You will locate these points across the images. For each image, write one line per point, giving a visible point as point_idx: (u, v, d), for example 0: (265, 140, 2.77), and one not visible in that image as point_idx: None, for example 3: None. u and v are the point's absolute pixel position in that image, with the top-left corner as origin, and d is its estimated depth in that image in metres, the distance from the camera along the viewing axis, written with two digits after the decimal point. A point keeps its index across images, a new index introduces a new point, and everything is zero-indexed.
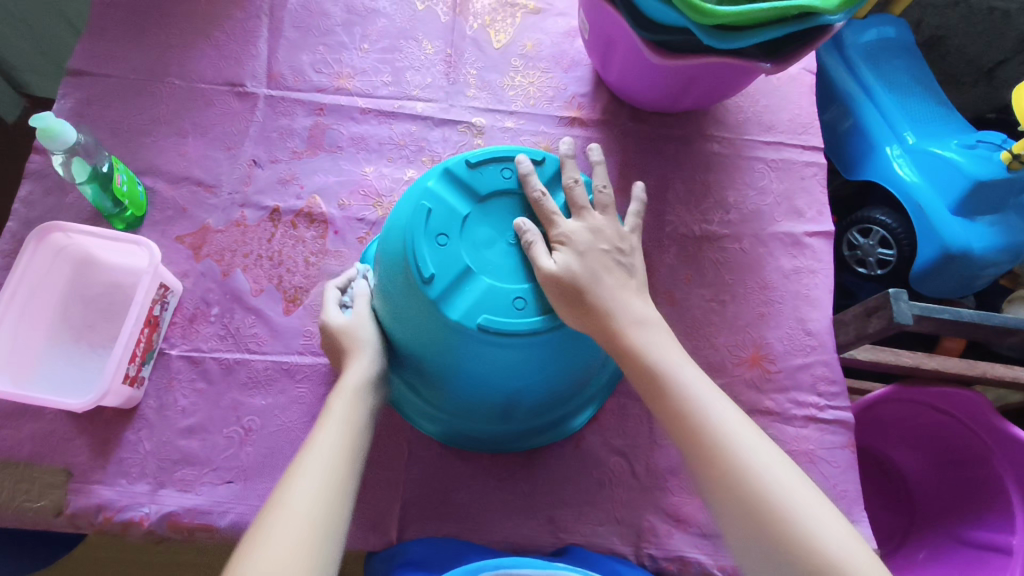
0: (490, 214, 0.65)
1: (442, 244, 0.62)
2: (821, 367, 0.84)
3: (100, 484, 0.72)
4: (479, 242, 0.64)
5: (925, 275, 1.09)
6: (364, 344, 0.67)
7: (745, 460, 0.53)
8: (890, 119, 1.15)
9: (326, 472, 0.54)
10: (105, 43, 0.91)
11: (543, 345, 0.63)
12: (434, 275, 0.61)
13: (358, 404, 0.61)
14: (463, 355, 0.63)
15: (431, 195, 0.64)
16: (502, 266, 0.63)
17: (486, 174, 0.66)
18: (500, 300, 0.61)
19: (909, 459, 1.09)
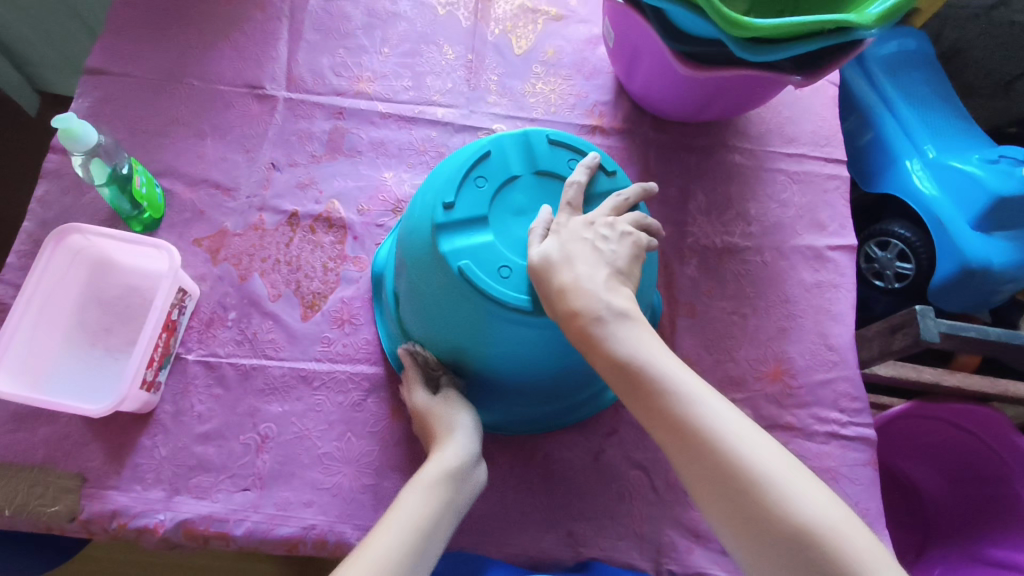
0: (538, 191, 0.65)
1: (479, 187, 0.62)
2: (843, 383, 0.83)
3: (115, 489, 0.71)
4: (514, 206, 0.64)
5: (944, 290, 1.08)
6: (451, 427, 0.65)
7: (746, 468, 0.48)
8: (910, 133, 1.14)
9: (384, 562, 0.53)
10: (123, 42, 0.90)
11: (502, 323, 0.60)
12: (453, 205, 0.61)
13: (430, 497, 0.59)
14: (443, 307, 0.62)
15: (497, 144, 0.65)
16: (514, 234, 0.62)
17: (558, 157, 0.66)
18: (489, 258, 0.60)
19: (924, 475, 1.09)
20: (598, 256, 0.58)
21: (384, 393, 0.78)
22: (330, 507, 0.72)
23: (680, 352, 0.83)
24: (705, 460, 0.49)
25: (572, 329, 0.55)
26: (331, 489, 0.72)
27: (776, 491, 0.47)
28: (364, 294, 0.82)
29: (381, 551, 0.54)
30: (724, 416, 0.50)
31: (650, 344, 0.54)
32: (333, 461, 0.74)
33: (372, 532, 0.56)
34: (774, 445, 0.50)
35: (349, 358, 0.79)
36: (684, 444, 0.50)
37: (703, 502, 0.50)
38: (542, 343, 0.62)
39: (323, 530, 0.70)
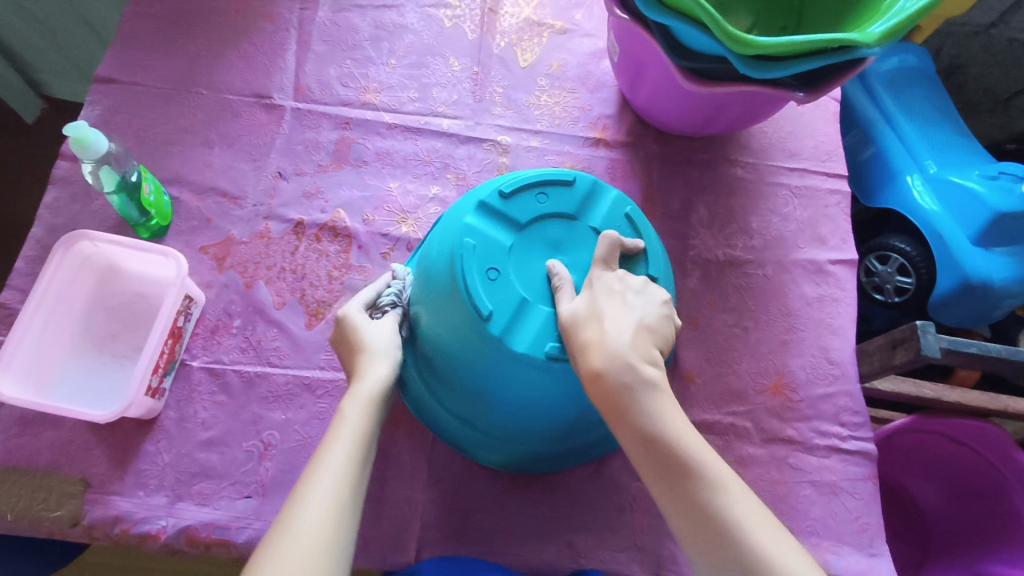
0: (580, 241, 0.66)
1: (539, 202, 0.66)
2: (843, 397, 0.83)
3: (118, 495, 0.71)
4: (553, 237, 0.66)
5: (944, 304, 1.09)
6: (379, 352, 0.63)
7: (767, 571, 0.47)
8: (911, 149, 1.15)
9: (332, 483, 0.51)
10: (133, 51, 0.91)
11: (463, 315, 0.61)
12: (507, 199, 0.65)
13: (370, 412, 0.58)
14: (433, 282, 0.65)
15: (581, 181, 0.68)
16: (529, 256, 0.64)
17: (621, 230, 0.67)
18: (487, 254, 0.62)
19: (922, 489, 1.09)
20: (634, 316, 0.57)
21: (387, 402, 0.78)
22: None
23: (681, 364, 0.84)
24: (724, 555, 0.48)
25: (596, 391, 0.54)
26: None
27: None
28: None
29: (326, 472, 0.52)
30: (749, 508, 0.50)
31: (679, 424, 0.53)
32: None
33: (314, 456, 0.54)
34: (795, 544, 0.49)
35: None
36: (700, 532, 0.49)
37: None
38: (496, 368, 0.62)
39: None
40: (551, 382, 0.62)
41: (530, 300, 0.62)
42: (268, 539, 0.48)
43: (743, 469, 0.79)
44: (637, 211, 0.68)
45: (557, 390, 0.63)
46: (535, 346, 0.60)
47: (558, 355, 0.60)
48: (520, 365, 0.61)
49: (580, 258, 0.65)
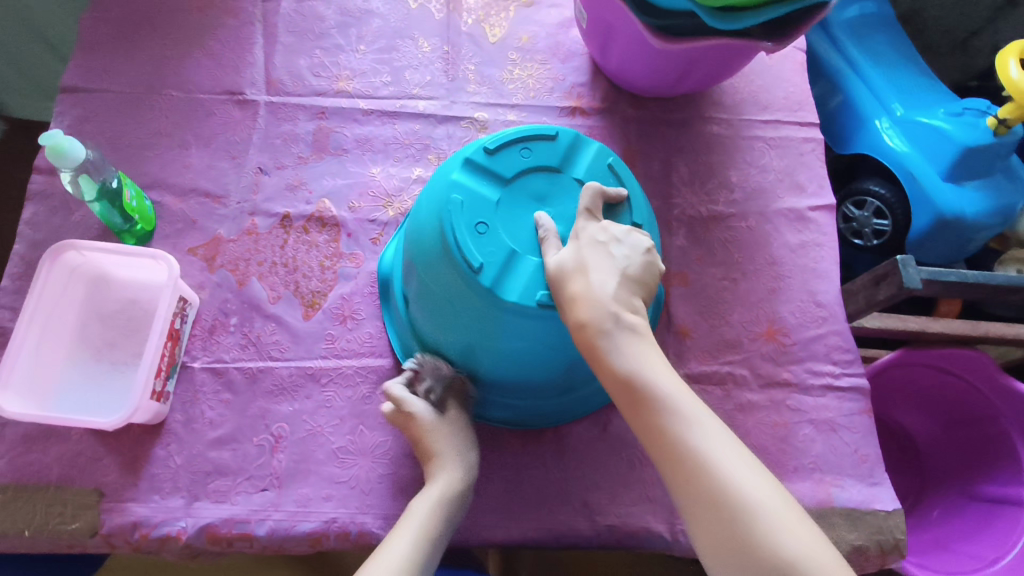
0: (566, 194, 0.64)
1: (522, 157, 0.64)
2: (833, 337, 0.86)
3: (134, 501, 0.71)
4: (538, 191, 0.64)
5: (921, 241, 1.12)
6: (450, 454, 0.68)
7: (735, 496, 0.50)
8: (878, 93, 1.18)
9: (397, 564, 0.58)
10: (96, 58, 0.90)
11: (452, 269, 0.61)
12: (492, 155, 0.63)
13: (439, 508, 0.64)
14: (422, 240, 0.64)
15: (564, 134, 0.65)
16: (517, 210, 0.62)
17: (605, 181, 0.65)
18: (474, 209, 0.61)
19: (920, 425, 1.13)
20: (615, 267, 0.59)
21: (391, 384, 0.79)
22: (350, 500, 0.73)
23: (676, 320, 0.85)
24: (696, 483, 0.51)
25: (583, 340, 0.57)
26: (349, 483, 0.73)
27: (759, 520, 0.49)
28: (364, 290, 0.82)
29: (394, 551, 0.59)
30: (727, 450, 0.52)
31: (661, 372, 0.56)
32: (348, 454, 0.75)
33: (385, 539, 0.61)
34: (765, 474, 0.52)
35: (355, 353, 0.79)
36: (675, 462, 0.53)
37: (691, 525, 0.52)
38: (488, 323, 0.62)
39: (345, 522, 0.72)
40: (543, 327, 0.62)
41: (519, 251, 0.60)
42: None
43: (744, 416, 0.82)
44: (620, 163, 0.66)
45: (550, 336, 0.63)
46: (526, 296, 0.59)
47: (550, 302, 0.59)
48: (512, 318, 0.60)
49: (566, 210, 0.63)
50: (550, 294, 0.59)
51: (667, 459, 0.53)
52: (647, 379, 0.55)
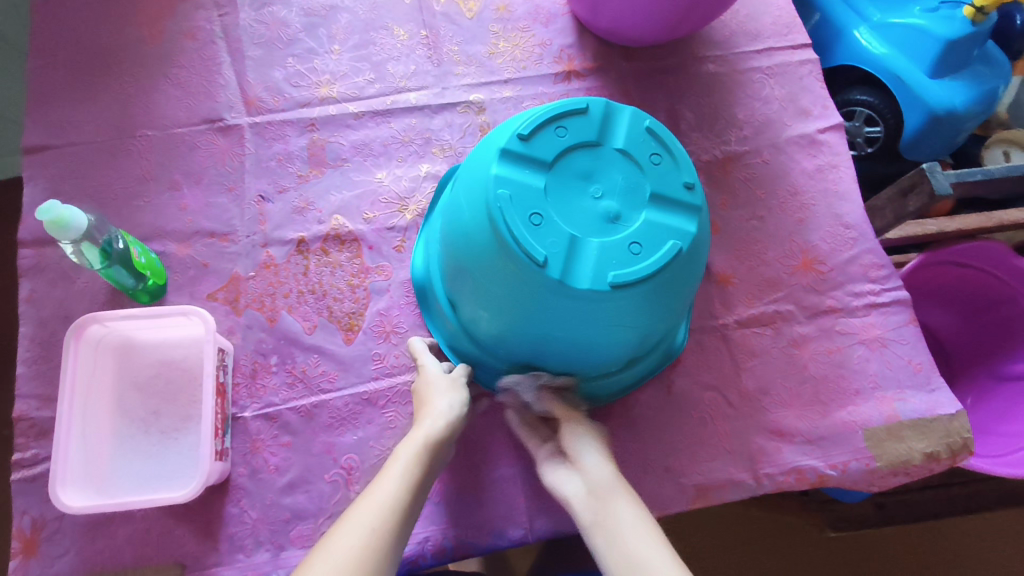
0: (613, 168, 0.59)
1: (559, 136, 0.59)
2: (867, 255, 0.87)
3: (219, 565, 0.69)
4: (583, 168, 0.59)
5: (916, 141, 1.14)
6: (441, 397, 0.65)
7: None
8: (851, 1, 1.17)
9: (372, 519, 0.53)
10: (56, 110, 0.83)
11: (516, 269, 0.56)
12: (527, 140, 0.58)
13: (424, 451, 0.59)
14: (471, 242, 0.59)
15: (594, 105, 0.60)
16: (567, 193, 0.57)
17: (649, 145, 0.60)
18: (524, 200, 0.56)
19: (943, 320, 1.16)
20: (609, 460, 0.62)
21: None
22: (438, 516, 0.72)
23: (714, 269, 0.85)
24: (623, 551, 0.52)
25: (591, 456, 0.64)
26: (433, 499, 0.72)
27: None
28: (399, 301, 0.79)
29: (379, 499, 0.55)
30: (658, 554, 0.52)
31: (584, 490, 0.58)
32: None
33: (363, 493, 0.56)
34: None
35: (406, 368, 0.77)
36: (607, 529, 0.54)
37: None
38: (561, 315, 0.58)
39: (438, 539, 0.71)
40: (617, 309, 0.57)
41: (579, 236, 0.56)
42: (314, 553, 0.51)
43: (799, 350, 0.82)
44: (658, 124, 0.61)
45: (625, 317, 0.58)
46: (597, 281, 0.55)
47: (623, 283, 0.55)
48: (588, 306, 0.56)
49: (616, 183, 0.58)
50: (622, 274, 0.55)
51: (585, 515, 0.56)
52: (605, 477, 0.59)
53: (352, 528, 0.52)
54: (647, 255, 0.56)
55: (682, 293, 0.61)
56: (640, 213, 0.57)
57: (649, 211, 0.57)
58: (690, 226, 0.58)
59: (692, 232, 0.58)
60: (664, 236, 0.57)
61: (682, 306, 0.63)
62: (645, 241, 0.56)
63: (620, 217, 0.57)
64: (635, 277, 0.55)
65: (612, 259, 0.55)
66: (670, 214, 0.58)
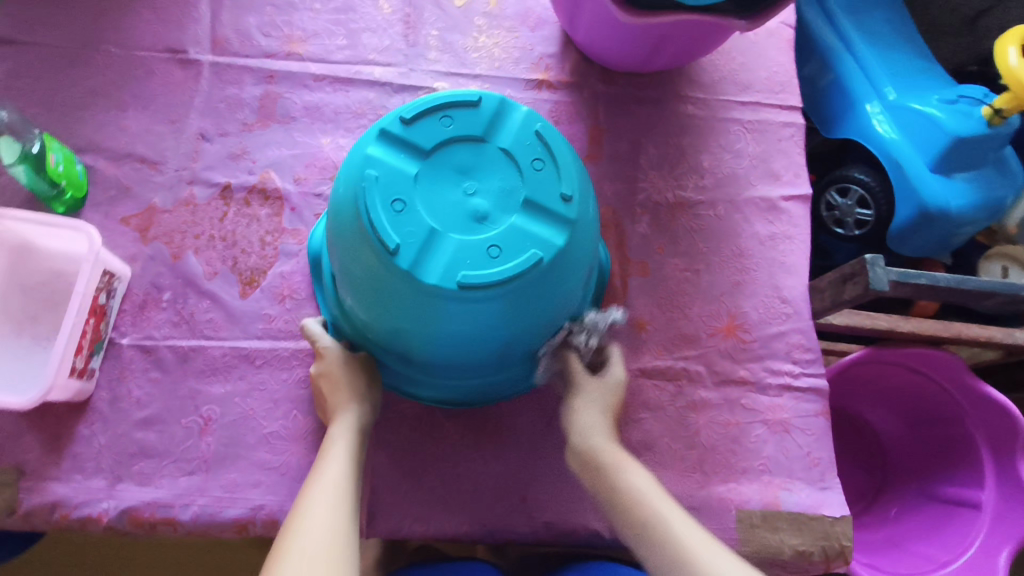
0: (492, 168, 0.59)
1: (442, 126, 0.59)
2: (796, 335, 0.82)
3: (55, 480, 0.69)
4: (462, 162, 0.59)
5: (903, 233, 1.08)
6: (347, 385, 0.67)
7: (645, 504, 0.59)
8: (869, 75, 1.11)
9: (328, 505, 0.55)
10: (30, 8, 0.84)
11: (370, 253, 0.57)
12: (409, 125, 0.59)
13: (355, 437, 0.64)
14: (340, 219, 0.60)
15: (488, 100, 0.60)
16: (438, 184, 0.58)
17: (534, 148, 0.60)
18: (391, 185, 0.57)
19: (887, 423, 1.10)
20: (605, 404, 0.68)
21: None
22: (279, 486, 0.71)
23: (632, 312, 0.82)
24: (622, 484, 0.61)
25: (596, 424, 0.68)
26: (280, 469, 0.71)
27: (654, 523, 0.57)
28: (305, 269, 0.79)
29: (332, 480, 0.58)
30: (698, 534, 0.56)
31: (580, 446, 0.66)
32: (280, 440, 0.73)
33: (302, 493, 0.58)
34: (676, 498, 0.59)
35: (292, 335, 0.76)
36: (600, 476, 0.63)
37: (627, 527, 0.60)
38: (411, 309, 0.58)
39: (272, 509, 0.70)
40: (469, 310, 0.57)
41: (440, 229, 0.56)
42: (285, 537, 0.53)
43: (696, 414, 0.79)
44: (550, 130, 0.61)
45: (477, 320, 0.58)
46: (447, 278, 0.55)
47: (470, 284, 0.55)
48: (438, 304, 0.57)
49: (491, 181, 0.58)
50: (470, 276, 0.55)
51: (634, 515, 0.58)
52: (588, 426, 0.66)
53: (310, 516, 0.54)
54: (504, 260, 0.56)
55: (546, 307, 0.60)
56: (507, 215, 0.57)
57: (518, 215, 0.57)
58: (558, 237, 0.58)
59: (560, 243, 0.58)
60: (526, 243, 0.56)
61: (549, 321, 0.63)
62: (505, 246, 0.56)
63: (486, 218, 0.57)
64: (484, 281, 0.55)
65: (466, 259, 0.56)
66: (541, 224, 0.58)
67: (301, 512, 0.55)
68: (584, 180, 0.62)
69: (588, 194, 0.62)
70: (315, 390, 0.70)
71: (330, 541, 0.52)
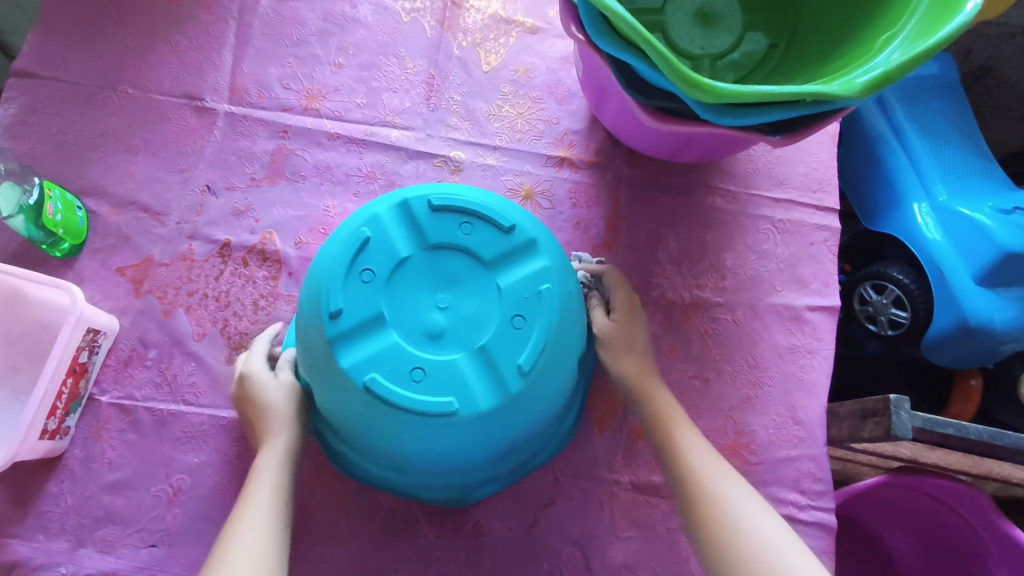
0: (475, 296, 0.60)
1: (459, 231, 0.61)
2: (806, 462, 0.76)
3: (17, 538, 0.68)
4: (451, 275, 0.60)
5: (939, 345, 0.99)
6: (269, 411, 0.64)
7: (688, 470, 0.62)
8: (920, 170, 1.04)
9: (263, 553, 0.54)
10: (55, 42, 0.84)
11: (316, 306, 0.59)
12: (431, 214, 0.61)
13: (284, 455, 0.62)
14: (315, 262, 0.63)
15: (520, 233, 0.61)
16: (415, 280, 0.60)
17: (530, 304, 0.59)
18: (372, 254, 0.59)
19: (901, 543, 1.02)
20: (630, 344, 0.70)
21: (309, 452, 0.73)
22: None
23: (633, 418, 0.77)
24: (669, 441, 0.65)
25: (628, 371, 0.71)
26: None
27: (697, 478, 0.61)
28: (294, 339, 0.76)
29: (260, 510, 0.57)
30: (743, 496, 0.59)
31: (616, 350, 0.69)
32: None
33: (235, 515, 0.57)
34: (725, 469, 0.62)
35: None
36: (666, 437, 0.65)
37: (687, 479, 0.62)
38: (326, 383, 0.59)
39: None
40: (369, 416, 0.58)
41: (387, 321, 0.58)
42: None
43: None
44: (556, 294, 0.60)
45: (376, 428, 0.58)
46: (360, 370, 0.56)
47: (375, 391, 0.56)
48: (349, 395, 0.58)
49: (466, 305, 0.59)
50: (381, 383, 0.56)
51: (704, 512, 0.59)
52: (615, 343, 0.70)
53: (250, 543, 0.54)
54: (421, 387, 0.56)
55: (451, 452, 0.59)
56: (461, 351, 0.57)
57: (466, 355, 0.57)
58: (487, 400, 0.57)
59: (486, 408, 0.57)
60: (451, 385, 0.56)
61: (455, 462, 0.61)
62: (431, 376, 0.56)
63: (436, 340, 0.58)
64: (392, 396, 0.56)
65: (388, 363, 0.56)
66: (477, 376, 0.57)
67: (225, 548, 0.54)
68: (562, 360, 0.60)
69: (558, 376, 0.60)
70: (237, 409, 0.69)
71: None
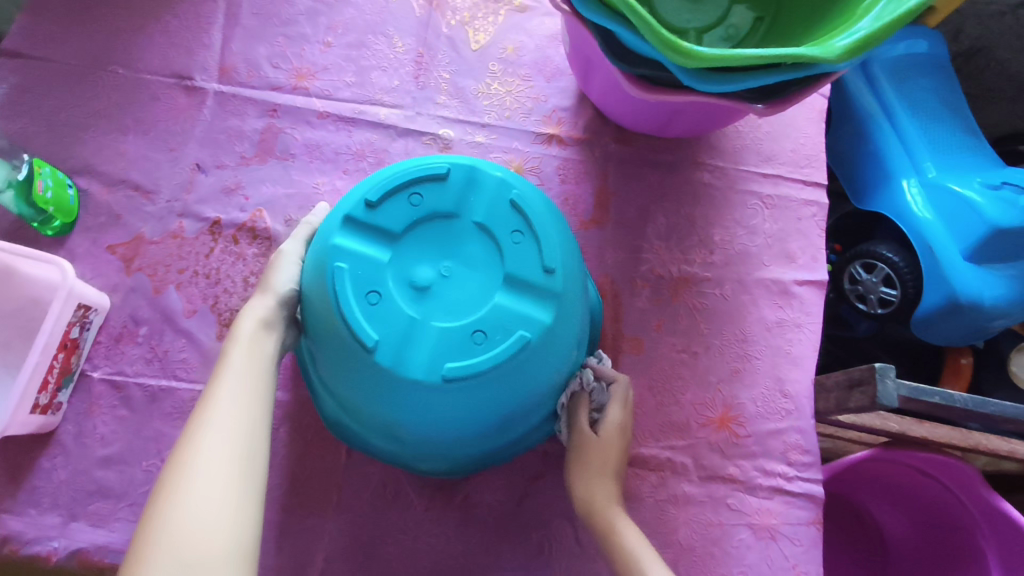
0: (475, 288, 0.59)
1: (509, 236, 0.61)
2: (794, 435, 0.77)
3: (9, 513, 0.68)
4: (475, 256, 0.61)
5: (929, 321, 1.00)
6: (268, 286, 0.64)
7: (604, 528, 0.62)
8: (909, 148, 1.05)
9: (230, 450, 0.50)
10: (44, 22, 0.84)
11: (352, 202, 0.62)
12: (502, 205, 0.62)
13: (256, 342, 0.58)
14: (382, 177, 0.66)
15: (554, 281, 0.59)
16: (442, 233, 0.61)
17: (501, 332, 0.57)
18: (429, 193, 0.62)
19: (891, 518, 1.03)
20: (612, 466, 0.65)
21: (300, 427, 0.74)
22: None
23: None
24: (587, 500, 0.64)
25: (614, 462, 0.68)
26: None
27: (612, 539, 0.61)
28: None
29: (228, 398, 0.53)
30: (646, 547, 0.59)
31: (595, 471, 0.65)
32: None
33: (185, 435, 0.50)
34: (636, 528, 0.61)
35: None
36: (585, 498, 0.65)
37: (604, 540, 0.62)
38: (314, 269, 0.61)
39: None
40: (325, 326, 0.59)
41: (395, 248, 0.60)
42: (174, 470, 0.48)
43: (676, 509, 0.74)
44: (529, 345, 0.57)
45: (319, 328, 0.60)
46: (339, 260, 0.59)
47: (332, 288, 0.58)
48: (319, 292, 0.59)
49: (463, 288, 0.59)
50: (341, 290, 0.57)
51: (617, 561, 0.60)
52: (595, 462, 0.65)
53: (213, 441, 0.49)
54: (365, 310, 0.57)
55: (360, 393, 0.59)
56: (427, 315, 0.58)
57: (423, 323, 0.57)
58: (407, 369, 0.56)
59: (404, 379, 0.56)
60: (387, 328, 0.57)
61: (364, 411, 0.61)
62: (379, 311, 0.57)
63: (416, 289, 0.59)
64: (340, 303, 0.57)
65: (363, 273, 0.58)
66: (408, 340, 0.57)
67: (190, 441, 0.49)
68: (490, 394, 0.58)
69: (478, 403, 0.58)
70: None
71: (227, 483, 0.48)
